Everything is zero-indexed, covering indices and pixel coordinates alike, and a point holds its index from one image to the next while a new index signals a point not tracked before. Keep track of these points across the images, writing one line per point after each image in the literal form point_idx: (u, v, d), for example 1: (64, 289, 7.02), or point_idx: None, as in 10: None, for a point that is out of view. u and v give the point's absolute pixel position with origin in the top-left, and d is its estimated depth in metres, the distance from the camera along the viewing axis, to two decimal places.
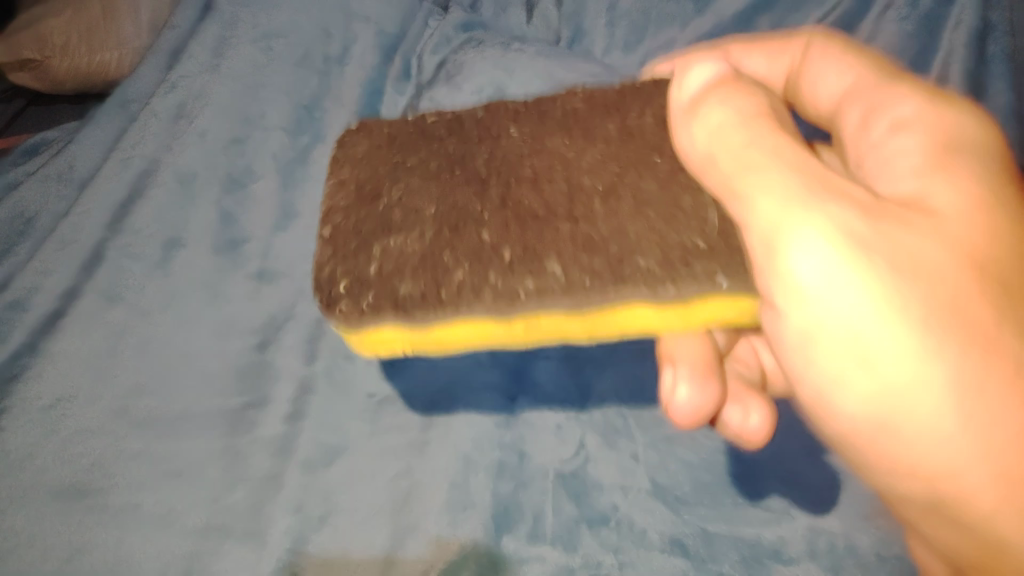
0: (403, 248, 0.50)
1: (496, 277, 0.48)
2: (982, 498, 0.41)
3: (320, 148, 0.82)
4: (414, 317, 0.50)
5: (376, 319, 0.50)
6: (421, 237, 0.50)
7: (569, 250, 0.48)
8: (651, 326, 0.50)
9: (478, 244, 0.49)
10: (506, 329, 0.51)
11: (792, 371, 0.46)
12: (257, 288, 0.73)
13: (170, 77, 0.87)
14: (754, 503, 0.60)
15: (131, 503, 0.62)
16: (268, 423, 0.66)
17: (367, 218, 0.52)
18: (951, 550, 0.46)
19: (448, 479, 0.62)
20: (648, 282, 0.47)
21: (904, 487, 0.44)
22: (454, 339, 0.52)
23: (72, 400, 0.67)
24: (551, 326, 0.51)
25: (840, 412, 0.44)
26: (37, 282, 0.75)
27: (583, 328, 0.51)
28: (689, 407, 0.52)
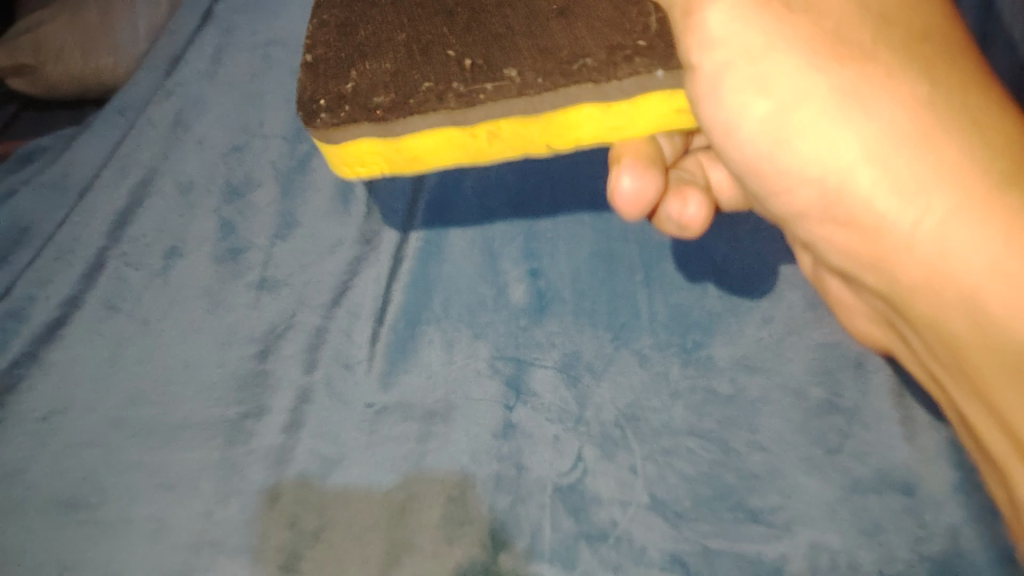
0: (374, 68, 0.50)
1: (458, 83, 0.47)
2: (920, 249, 0.45)
3: (319, 155, 0.80)
4: (388, 124, 0.48)
5: (349, 129, 0.49)
6: (392, 62, 0.50)
7: (528, 56, 0.48)
8: (612, 128, 0.49)
9: (436, 46, 0.50)
10: (473, 140, 0.49)
11: (717, 143, 0.50)
12: (257, 297, 0.73)
13: (168, 85, 0.87)
14: (756, 519, 0.59)
15: (122, 518, 0.62)
16: (265, 434, 0.65)
17: (341, 51, 0.52)
18: (903, 309, 0.48)
19: (445, 493, 0.61)
20: (591, 69, 0.46)
21: (809, 204, 0.48)
22: (427, 153, 0.50)
23: (64, 413, 0.67)
24: (518, 130, 0.49)
25: (761, 153, 0.48)
26: (33, 291, 0.74)
27: (551, 136, 0.49)
28: (635, 194, 0.51)
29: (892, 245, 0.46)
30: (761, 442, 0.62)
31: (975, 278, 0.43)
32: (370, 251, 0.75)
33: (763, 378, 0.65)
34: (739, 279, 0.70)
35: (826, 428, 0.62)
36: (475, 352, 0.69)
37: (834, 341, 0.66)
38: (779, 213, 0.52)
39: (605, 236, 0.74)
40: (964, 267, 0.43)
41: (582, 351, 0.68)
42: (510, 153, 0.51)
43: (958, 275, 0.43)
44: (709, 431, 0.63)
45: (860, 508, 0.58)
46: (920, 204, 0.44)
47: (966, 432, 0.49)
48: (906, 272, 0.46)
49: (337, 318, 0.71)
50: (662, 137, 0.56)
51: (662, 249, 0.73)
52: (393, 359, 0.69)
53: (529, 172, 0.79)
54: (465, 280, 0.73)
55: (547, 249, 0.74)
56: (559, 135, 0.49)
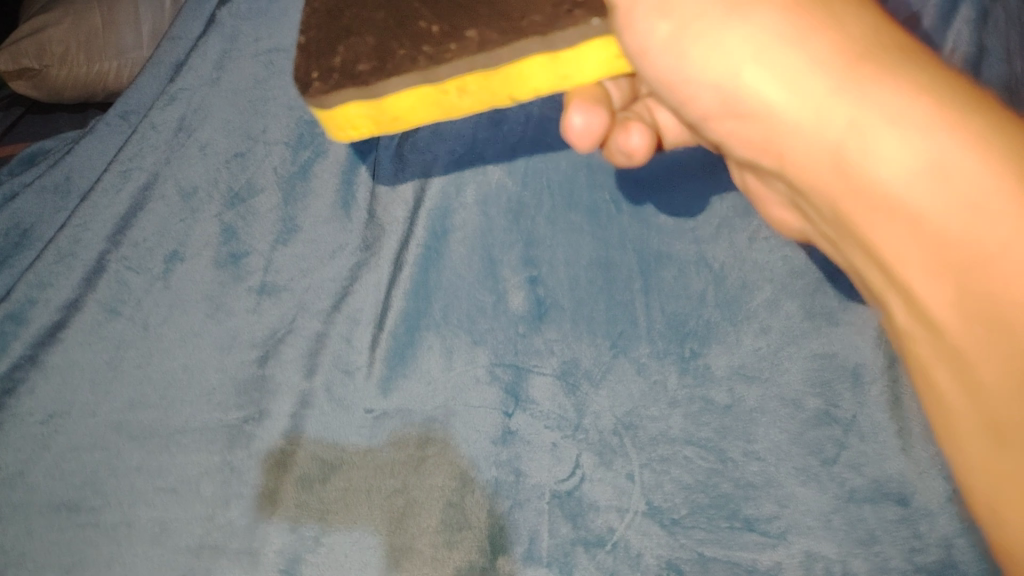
0: (359, 43, 0.53)
1: (428, 49, 0.50)
2: (799, 124, 0.45)
3: (322, 162, 0.80)
4: (370, 87, 0.52)
5: (339, 94, 0.53)
6: (373, 36, 0.53)
7: (485, 16, 0.49)
8: (567, 78, 0.51)
9: (408, 15, 0.52)
10: (447, 94, 0.52)
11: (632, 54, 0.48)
12: (259, 301, 0.73)
13: (170, 90, 0.85)
14: (751, 528, 0.60)
15: (124, 522, 0.63)
16: (265, 439, 0.66)
17: (330, 32, 0.55)
18: (800, 183, 0.49)
19: (444, 499, 0.63)
20: (540, 24, 0.48)
21: (705, 99, 0.48)
22: (407, 112, 0.54)
23: (66, 416, 0.68)
24: (482, 85, 0.51)
25: (673, 52, 0.47)
26: (33, 295, 0.74)
27: (516, 90, 0.52)
28: (585, 129, 0.57)
29: (778, 125, 0.46)
30: (757, 452, 0.63)
31: (841, 134, 0.44)
32: (370, 257, 0.76)
33: (760, 388, 0.66)
34: (736, 289, 0.70)
35: (823, 438, 0.63)
36: (475, 358, 0.69)
37: (831, 352, 0.66)
38: (684, 114, 0.52)
39: (605, 245, 0.74)
40: (830, 127, 0.44)
41: (580, 359, 0.69)
42: (479, 108, 0.54)
43: (833, 143, 0.44)
44: (705, 440, 0.64)
45: (855, 517, 0.59)
46: (793, 84, 0.44)
47: (863, 275, 0.51)
48: (795, 152, 0.47)
49: (337, 324, 0.72)
50: (609, 82, 0.62)
51: (660, 260, 0.72)
52: (392, 365, 0.70)
53: (530, 181, 0.76)
54: (465, 287, 0.73)
55: (546, 257, 0.74)
56: (519, 91, 0.52)
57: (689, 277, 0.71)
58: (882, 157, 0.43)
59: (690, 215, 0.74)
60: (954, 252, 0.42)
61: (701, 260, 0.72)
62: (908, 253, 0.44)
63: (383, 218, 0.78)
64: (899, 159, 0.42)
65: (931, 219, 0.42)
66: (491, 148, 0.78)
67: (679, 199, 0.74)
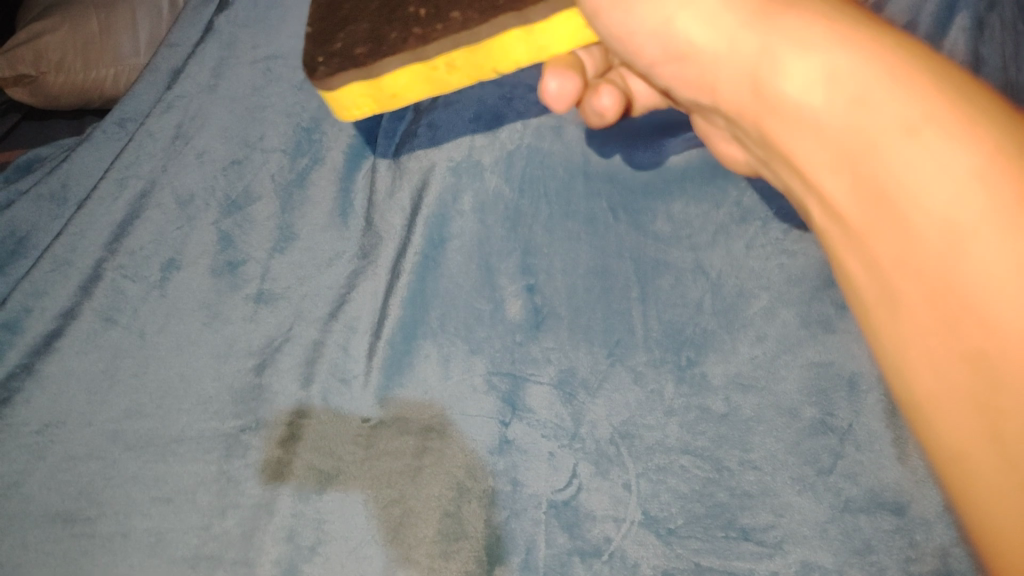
0: (358, 29, 0.64)
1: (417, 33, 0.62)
2: (722, 53, 0.51)
3: (319, 170, 0.81)
4: (370, 67, 0.64)
5: (343, 76, 0.65)
6: (371, 24, 0.64)
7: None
8: (535, 50, 0.62)
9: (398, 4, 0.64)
10: (435, 66, 0.64)
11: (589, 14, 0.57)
12: (255, 310, 0.73)
13: (168, 97, 0.84)
14: (747, 537, 0.60)
15: (119, 532, 0.62)
16: (261, 448, 0.66)
17: (332, 21, 0.66)
18: (736, 115, 0.54)
19: (441, 508, 0.62)
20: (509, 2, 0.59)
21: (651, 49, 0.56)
22: (403, 89, 0.66)
23: (61, 426, 0.68)
24: (465, 58, 0.63)
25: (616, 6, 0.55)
26: (29, 303, 0.74)
27: (492, 63, 0.63)
28: (559, 94, 0.63)
29: (706, 58, 0.53)
30: (753, 461, 0.63)
31: (752, 56, 0.49)
32: (366, 265, 0.76)
33: (756, 397, 0.66)
34: (732, 297, 0.70)
35: (819, 447, 0.63)
36: (472, 367, 0.70)
37: (827, 360, 0.66)
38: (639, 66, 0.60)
39: (602, 253, 0.74)
40: (743, 53, 0.50)
41: (577, 368, 0.69)
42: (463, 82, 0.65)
43: (750, 64, 0.49)
44: (701, 449, 0.64)
45: (851, 527, 0.59)
46: (713, 21, 0.51)
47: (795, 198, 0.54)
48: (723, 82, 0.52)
49: (334, 332, 0.72)
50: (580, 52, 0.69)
51: (658, 268, 0.73)
52: (389, 374, 0.70)
53: (526, 188, 0.76)
54: (462, 295, 0.73)
55: (543, 266, 0.74)
56: (494, 64, 0.63)
57: (686, 285, 0.71)
58: (785, 69, 0.47)
59: (686, 222, 0.74)
60: (842, 144, 0.45)
61: (697, 268, 0.72)
62: (813, 156, 0.48)
63: (380, 226, 0.77)
64: (801, 68, 0.46)
65: (826, 118, 0.46)
66: (488, 155, 0.77)
67: (678, 208, 0.75)
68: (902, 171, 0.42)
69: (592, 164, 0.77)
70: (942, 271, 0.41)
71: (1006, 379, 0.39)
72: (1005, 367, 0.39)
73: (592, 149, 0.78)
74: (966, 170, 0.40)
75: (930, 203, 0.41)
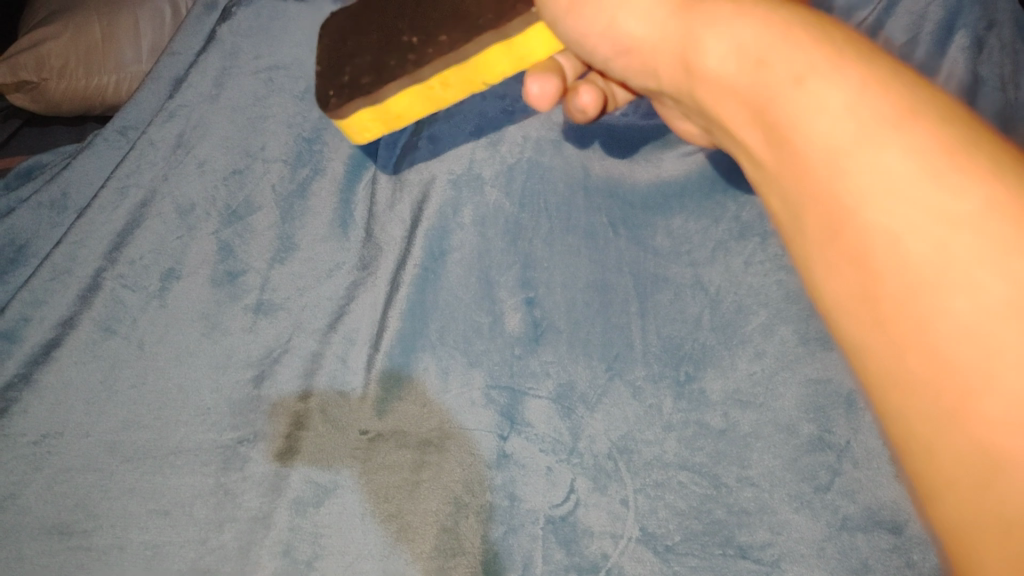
0: (362, 65, 0.67)
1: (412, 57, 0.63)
2: (650, 38, 0.50)
3: (320, 180, 0.81)
4: (373, 95, 0.66)
5: (352, 106, 0.67)
6: (371, 59, 0.66)
7: (453, 23, 0.62)
8: (521, 60, 0.62)
9: (394, 34, 0.66)
10: (430, 86, 0.64)
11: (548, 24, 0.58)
12: (254, 320, 0.73)
13: (169, 106, 0.84)
14: (744, 555, 0.60)
15: (115, 545, 0.62)
16: (259, 460, 0.66)
17: (337, 63, 0.69)
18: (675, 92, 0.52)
19: (439, 524, 0.63)
20: (490, 21, 0.60)
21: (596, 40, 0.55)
22: (406, 110, 0.67)
23: (58, 437, 0.68)
24: (456, 75, 0.62)
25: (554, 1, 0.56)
26: (27, 312, 0.74)
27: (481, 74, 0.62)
28: (542, 95, 0.63)
29: (644, 46, 0.52)
30: (751, 478, 0.63)
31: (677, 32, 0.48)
32: (366, 277, 0.76)
33: (754, 413, 0.66)
34: (732, 313, 0.70)
35: (817, 464, 0.63)
36: (471, 380, 0.70)
37: (825, 377, 0.66)
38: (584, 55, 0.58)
39: (601, 267, 0.74)
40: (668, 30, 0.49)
41: (576, 382, 0.69)
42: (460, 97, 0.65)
43: (675, 41, 0.48)
44: (699, 465, 0.64)
45: (848, 546, 0.60)
46: (633, 7, 0.51)
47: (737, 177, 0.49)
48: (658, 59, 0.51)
49: (333, 344, 0.72)
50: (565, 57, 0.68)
51: (657, 282, 0.73)
52: (388, 386, 0.70)
53: (527, 203, 0.76)
54: (462, 308, 0.73)
55: (543, 279, 0.74)
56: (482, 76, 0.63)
57: (685, 300, 0.72)
58: (702, 38, 0.46)
59: (686, 237, 0.75)
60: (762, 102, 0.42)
61: (696, 283, 0.72)
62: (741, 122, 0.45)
63: (380, 238, 0.78)
64: (712, 35, 0.45)
65: (734, 76, 0.44)
66: (489, 169, 0.77)
67: (678, 223, 0.76)
68: (792, 110, 0.40)
69: (592, 178, 0.78)
70: (832, 201, 0.38)
71: (904, 307, 0.35)
72: (918, 300, 0.34)
73: (592, 164, 0.78)
74: (852, 99, 0.38)
75: (834, 139, 0.38)
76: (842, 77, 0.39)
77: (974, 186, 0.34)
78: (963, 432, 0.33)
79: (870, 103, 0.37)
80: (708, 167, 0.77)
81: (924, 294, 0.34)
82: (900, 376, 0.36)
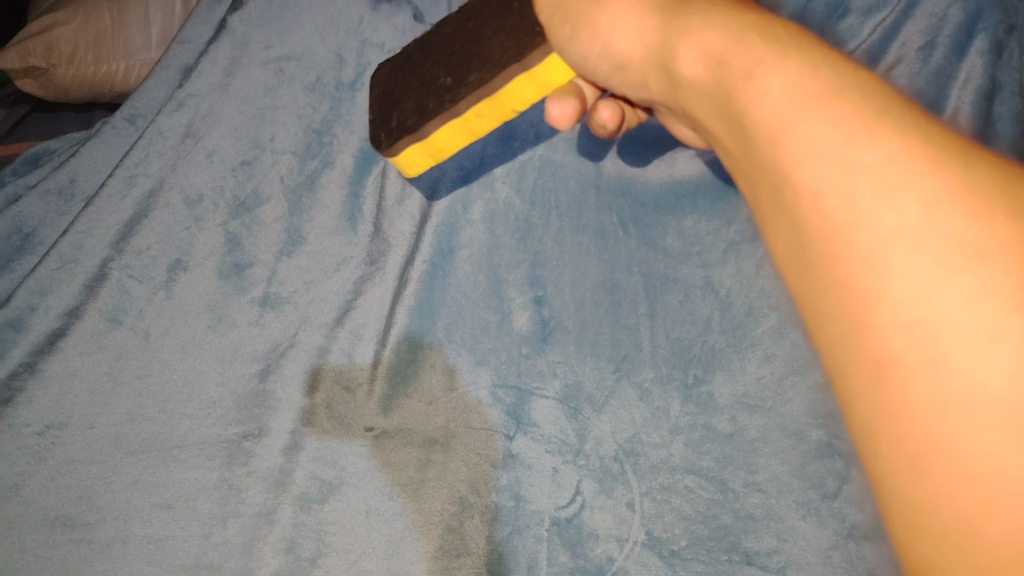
0: (406, 105, 0.66)
1: (448, 95, 0.63)
2: (633, 53, 0.50)
3: (329, 173, 0.80)
4: (419, 132, 0.65)
5: (402, 145, 0.66)
6: (413, 102, 0.65)
7: (482, 62, 0.61)
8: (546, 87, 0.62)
9: (429, 77, 0.65)
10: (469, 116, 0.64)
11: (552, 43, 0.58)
12: (261, 314, 0.73)
13: (179, 95, 0.83)
14: (750, 561, 0.60)
15: (119, 538, 0.63)
16: (264, 456, 0.65)
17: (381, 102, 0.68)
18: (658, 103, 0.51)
19: (443, 523, 0.63)
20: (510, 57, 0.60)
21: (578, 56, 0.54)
22: (449, 144, 0.67)
23: (63, 428, 0.67)
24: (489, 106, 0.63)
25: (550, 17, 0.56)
26: (33, 301, 0.73)
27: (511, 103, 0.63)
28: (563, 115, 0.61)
29: (632, 62, 0.51)
30: (759, 483, 0.63)
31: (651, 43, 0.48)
32: (375, 271, 0.75)
33: (762, 418, 0.65)
34: (742, 316, 0.69)
35: (825, 471, 0.62)
36: (477, 378, 0.69)
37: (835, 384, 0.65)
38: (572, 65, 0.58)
39: (611, 267, 0.73)
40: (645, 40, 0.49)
41: (583, 383, 0.68)
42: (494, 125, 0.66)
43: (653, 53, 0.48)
44: (706, 469, 0.64)
45: (855, 555, 0.59)
46: (620, 27, 0.50)
47: None
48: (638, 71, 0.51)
49: (340, 338, 0.72)
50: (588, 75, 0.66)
51: (668, 284, 0.72)
52: (393, 383, 0.70)
53: (538, 200, 0.77)
54: (470, 305, 0.73)
55: (552, 278, 0.73)
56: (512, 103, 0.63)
57: (695, 301, 0.71)
58: (674, 48, 0.46)
59: (697, 238, 0.74)
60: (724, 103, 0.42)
61: (706, 284, 0.72)
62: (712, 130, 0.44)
63: (389, 232, 0.78)
64: (683, 44, 0.45)
65: (702, 81, 0.44)
66: (501, 165, 0.79)
67: (689, 224, 0.75)
68: (744, 103, 0.40)
69: (603, 177, 0.77)
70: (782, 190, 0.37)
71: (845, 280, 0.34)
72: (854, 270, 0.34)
73: (604, 162, 0.78)
74: (791, 84, 0.38)
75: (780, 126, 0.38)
76: (782, 69, 0.39)
77: (892, 151, 0.34)
78: (880, 376, 0.32)
79: (804, 84, 0.38)
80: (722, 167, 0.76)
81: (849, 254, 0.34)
82: (845, 358, 0.34)
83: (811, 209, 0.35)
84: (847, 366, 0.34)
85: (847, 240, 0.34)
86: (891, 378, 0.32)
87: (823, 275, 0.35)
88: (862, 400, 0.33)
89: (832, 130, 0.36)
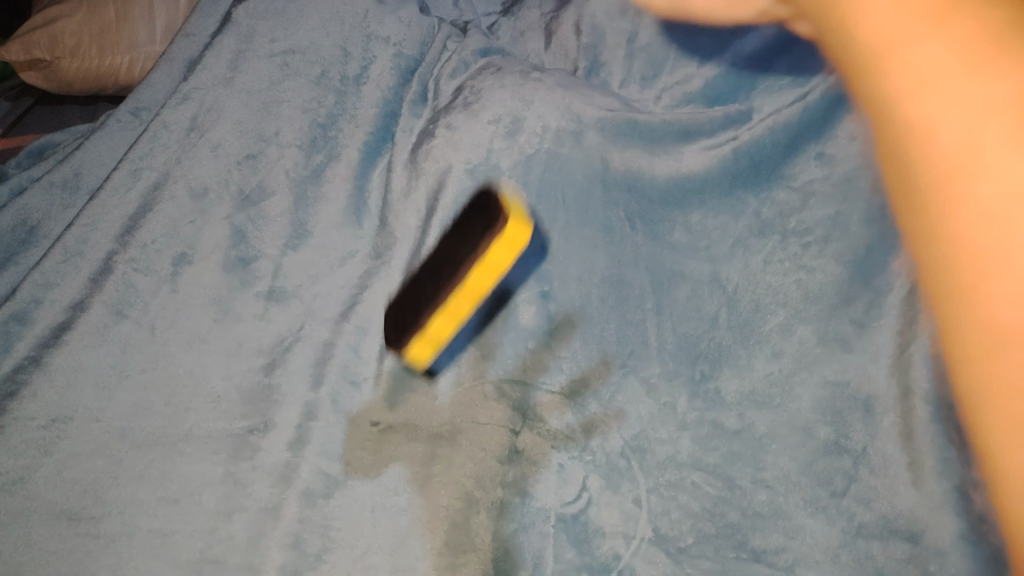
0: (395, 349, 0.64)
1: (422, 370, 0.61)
2: None
3: (335, 167, 0.81)
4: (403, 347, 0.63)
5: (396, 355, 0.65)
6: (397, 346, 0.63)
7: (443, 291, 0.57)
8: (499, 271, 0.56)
9: (408, 326, 0.62)
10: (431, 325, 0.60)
11: None
12: (266, 307, 0.74)
13: (183, 88, 0.82)
14: (758, 559, 0.60)
15: (124, 532, 0.61)
16: (270, 450, 0.65)
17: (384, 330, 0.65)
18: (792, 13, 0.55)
19: (450, 519, 0.62)
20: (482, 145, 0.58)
21: None
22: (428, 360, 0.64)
23: (68, 421, 0.67)
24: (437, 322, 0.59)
25: None
26: (38, 294, 0.72)
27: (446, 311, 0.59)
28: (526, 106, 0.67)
29: None
30: (765, 480, 0.63)
31: None
32: (380, 266, 0.75)
33: (770, 415, 0.66)
34: (749, 313, 0.70)
35: (832, 470, 0.62)
36: (485, 373, 0.71)
37: (843, 380, 0.64)
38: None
39: (618, 262, 0.74)
40: None
41: (589, 379, 0.70)
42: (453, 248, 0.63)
43: None
44: (712, 466, 0.65)
45: (864, 553, 0.59)
46: None
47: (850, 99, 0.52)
48: None
49: (345, 333, 0.71)
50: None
51: (674, 278, 0.73)
52: (399, 377, 0.70)
53: (545, 194, 0.74)
54: (476, 300, 0.72)
55: (559, 273, 0.74)
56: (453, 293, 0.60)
57: (701, 297, 0.72)
58: None
59: (704, 234, 0.74)
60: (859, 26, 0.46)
61: (713, 279, 0.72)
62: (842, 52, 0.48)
63: (395, 226, 0.76)
64: None
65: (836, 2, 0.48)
66: (507, 159, 0.74)
67: (696, 219, 0.75)
68: (879, 31, 0.44)
69: (610, 172, 0.75)
70: (909, 116, 0.42)
71: (950, 203, 0.40)
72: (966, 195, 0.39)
73: (611, 156, 0.75)
74: (924, 15, 0.42)
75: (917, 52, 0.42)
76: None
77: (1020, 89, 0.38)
78: (974, 287, 0.39)
79: (934, 17, 0.41)
80: (728, 161, 0.74)
81: (962, 187, 0.39)
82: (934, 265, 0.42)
83: (929, 145, 0.41)
84: (944, 275, 0.41)
85: (964, 181, 0.39)
86: (973, 284, 0.39)
87: (941, 203, 0.41)
88: (965, 319, 0.40)
89: (961, 62, 0.40)
